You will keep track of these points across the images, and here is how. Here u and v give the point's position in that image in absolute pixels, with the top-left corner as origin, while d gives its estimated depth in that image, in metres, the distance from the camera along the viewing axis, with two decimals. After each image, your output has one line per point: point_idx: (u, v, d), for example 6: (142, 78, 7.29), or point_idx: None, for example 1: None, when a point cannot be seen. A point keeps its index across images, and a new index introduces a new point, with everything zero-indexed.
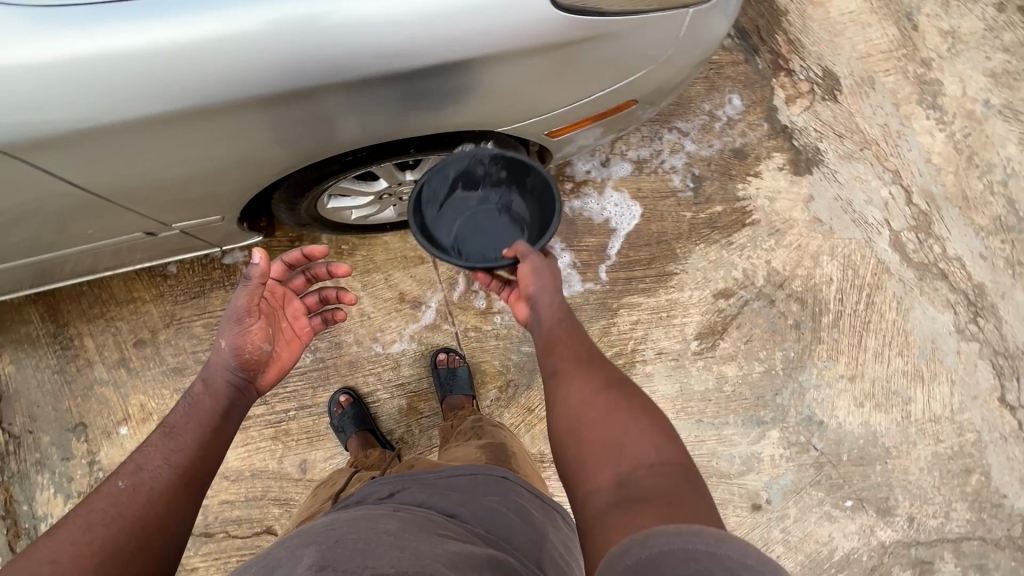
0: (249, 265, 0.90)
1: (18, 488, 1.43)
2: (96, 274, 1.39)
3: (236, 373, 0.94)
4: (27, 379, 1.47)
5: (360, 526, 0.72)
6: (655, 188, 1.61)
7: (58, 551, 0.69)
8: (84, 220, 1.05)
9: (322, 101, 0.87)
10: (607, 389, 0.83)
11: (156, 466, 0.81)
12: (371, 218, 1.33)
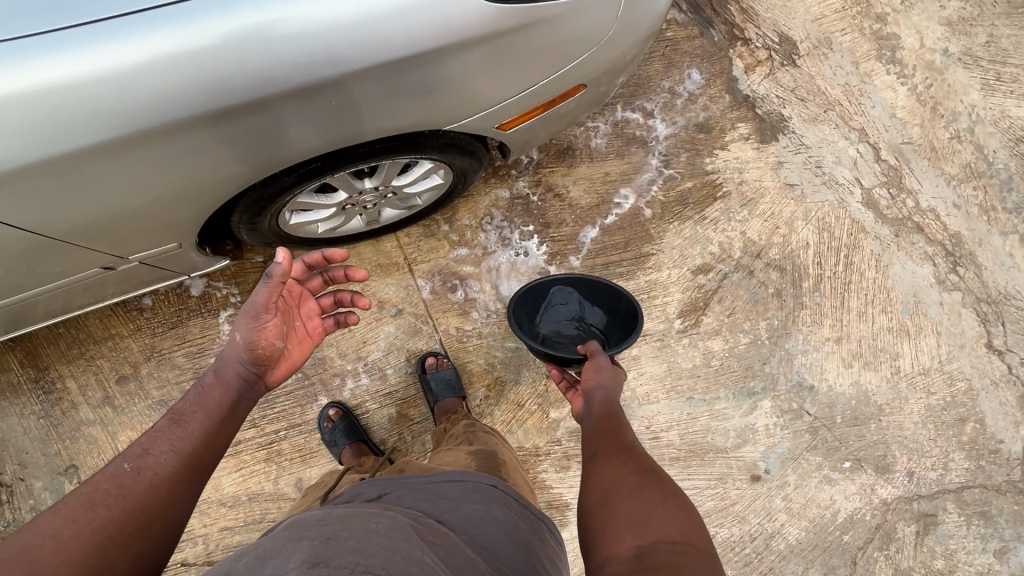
0: (271, 264, 0.88)
1: None
2: (70, 313, 1.37)
3: (248, 367, 0.93)
4: (13, 428, 1.46)
5: (352, 523, 0.71)
6: (624, 171, 1.61)
7: (60, 526, 0.70)
8: (50, 260, 1.04)
9: (275, 114, 0.87)
10: (640, 471, 0.83)
11: (162, 451, 0.81)
12: (338, 230, 1.32)
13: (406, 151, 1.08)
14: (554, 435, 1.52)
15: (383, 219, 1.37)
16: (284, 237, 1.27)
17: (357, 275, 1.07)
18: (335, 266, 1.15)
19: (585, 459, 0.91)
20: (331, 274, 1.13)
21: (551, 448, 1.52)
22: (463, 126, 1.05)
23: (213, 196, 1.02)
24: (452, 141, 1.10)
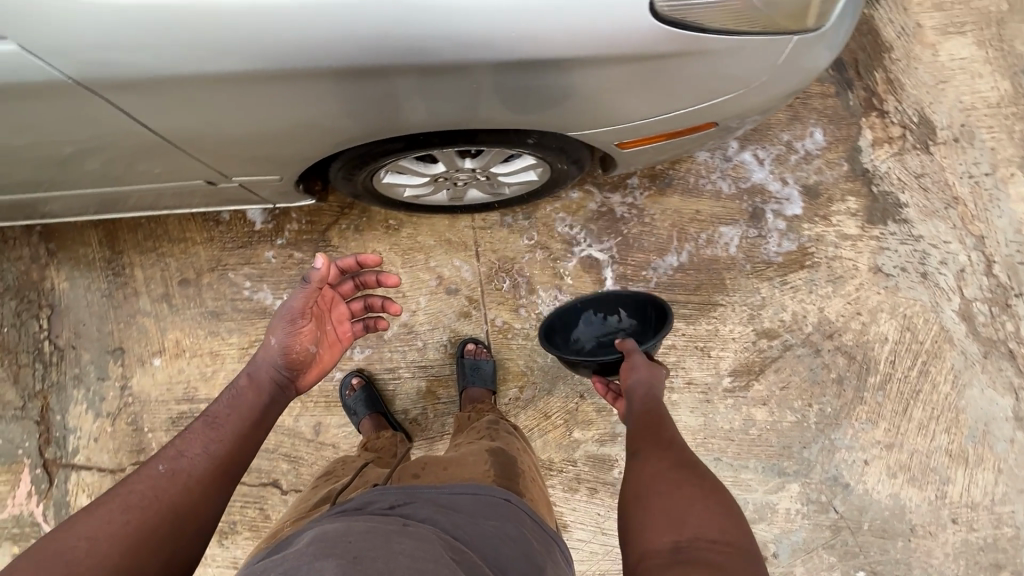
0: (311, 270, 0.95)
1: (55, 397, 1.51)
2: (156, 211, 1.43)
3: (281, 371, 1.02)
4: (77, 298, 1.54)
5: (376, 543, 0.78)
6: (715, 214, 1.55)
7: (95, 529, 0.72)
8: (151, 158, 1.08)
9: (396, 84, 0.86)
10: (679, 466, 0.84)
11: (195, 453, 0.86)
12: (422, 198, 1.31)
13: (514, 146, 1.05)
14: (571, 455, 1.50)
15: (467, 198, 1.35)
16: (366, 195, 1.27)
17: (391, 281, 1.17)
18: (366, 271, 1.22)
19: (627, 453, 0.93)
20: (364, 279, 1.20)
21: (565, 466, 1.50)
22: (582, 134, 1.02)
23: (316, 141, 1.02)
24: (562, 146, 1.08)
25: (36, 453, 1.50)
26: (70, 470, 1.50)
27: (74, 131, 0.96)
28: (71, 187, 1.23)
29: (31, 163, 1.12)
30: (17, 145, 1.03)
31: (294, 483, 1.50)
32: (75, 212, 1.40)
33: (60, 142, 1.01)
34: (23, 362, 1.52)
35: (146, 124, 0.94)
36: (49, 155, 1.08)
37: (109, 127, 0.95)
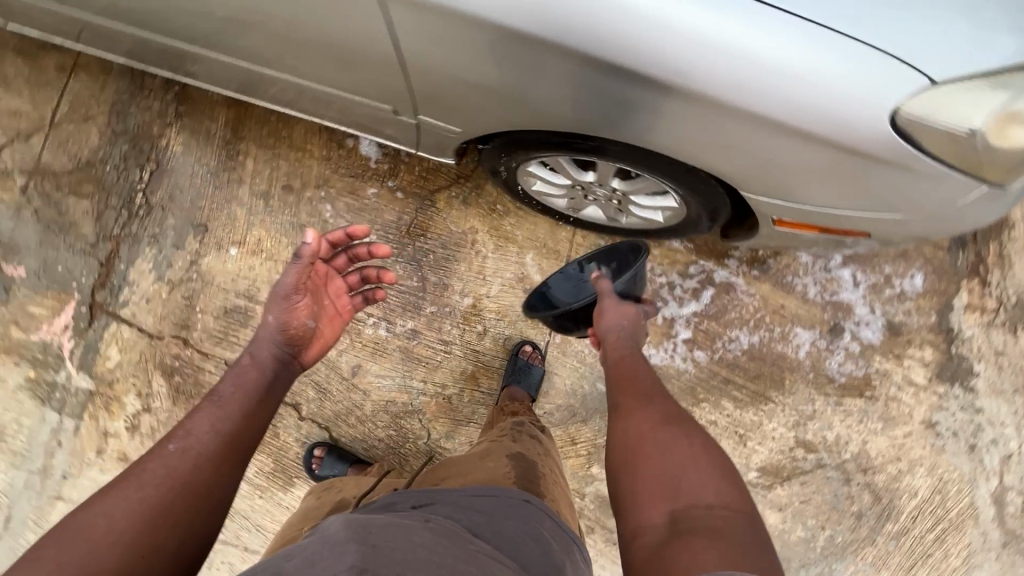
0: (301, 245, 0.96)
1: (127, 248, 1.54)
2: (287, 109, 1.45)
3: (281, 348, 1.05)
4: (184, 165, 1.57)
5: (395, 533, 0.78)
6: (798, 315, 1.56)
7: (113, 507, 0.77)
8: (326, 53, 1.09)
9: (577, 76, 0.85)
10: (666, 425, 0.91)
11: (204, 432, 0.89)
12: (546, 196, 1.34)
13: (669, 181, 1.08)
14: (582, 487, 1.50)
15: (583, 212, 1.39)
16: (504, 171, 1.29)
17: (380, 251, 1.12)
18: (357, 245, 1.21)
19: (612, 407, 1.02)
20: (355, 253, 1.18)
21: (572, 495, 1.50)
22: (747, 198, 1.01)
23: (486, 103, 1.03)
24: (710, 199, 1.10)
25: (88, 292, 1.51)
26: (112, 318, 1.51)
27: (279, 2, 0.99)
28: (232, 54, 1.26)
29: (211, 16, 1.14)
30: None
31: (314, 413, 1.51)
32: (219, 84, 1.44)
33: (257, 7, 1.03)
34: (111, 203, 1.54)
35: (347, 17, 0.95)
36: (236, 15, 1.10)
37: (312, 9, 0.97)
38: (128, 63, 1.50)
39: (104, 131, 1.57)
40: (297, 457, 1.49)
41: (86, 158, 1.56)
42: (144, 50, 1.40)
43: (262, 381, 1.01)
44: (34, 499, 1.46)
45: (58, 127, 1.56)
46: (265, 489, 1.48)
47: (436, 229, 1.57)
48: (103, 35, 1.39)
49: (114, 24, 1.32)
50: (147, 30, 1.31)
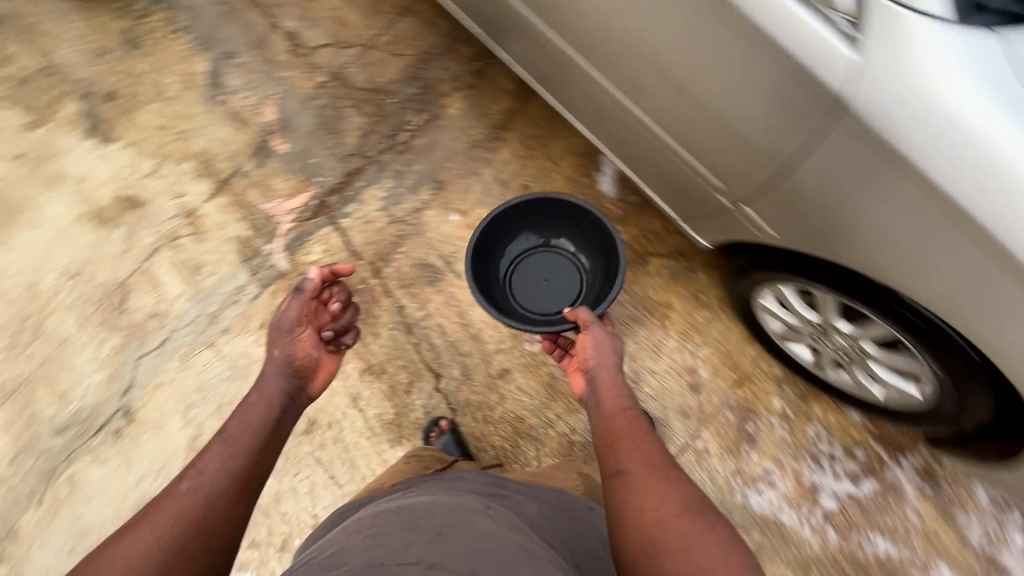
0: (307, 280, 1.24)
1: (372, 170, 1.67)
2: (572, 109, 1.53)
3: (288, 381, 1.17)
4: (451, 127, 1.70)
5: (461, 520, 0.91)
6: (952, 555, 1.42)
7: (134, 543, 0.82)
8: (654, 80, 1.05)
9: (916, 220, 0.81)
10: (688, 511, 0.83)
11: (215, 470, 0.95)
12: (769, 312, 1.33)
13: (933, 366, 1.05)
14: None
15: (790, 343, 1.36)
16: (759, 273, 1.24)
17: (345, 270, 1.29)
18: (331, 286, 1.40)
19: (608, 471, 0.93)
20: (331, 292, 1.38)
21: None
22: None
23: (794, 205, 0.96)
24: (965, 400, 1.06)
25: (324, 191, 1.66)
26: (330, 222, 1.64)
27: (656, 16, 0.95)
28: (551, 42, 1.31)
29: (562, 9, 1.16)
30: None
31: (449, 391, 1.55)
32: (527, 65, 1.56)
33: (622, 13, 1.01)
34: (379, 129, 1.69)
35: (716, 62, 0.91)
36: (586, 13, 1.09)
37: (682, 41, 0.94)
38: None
39: (403, 71, 1.73)
40: (416, 421, 1.53)
41: (379, 85, 1.73)
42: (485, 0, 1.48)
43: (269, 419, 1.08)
44: (191, 336, 1.58)
45: (371, 51, 1.75)
46: (375, 434, 1.52)
47: (635, 287, 1.59)
48: None
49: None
50: None
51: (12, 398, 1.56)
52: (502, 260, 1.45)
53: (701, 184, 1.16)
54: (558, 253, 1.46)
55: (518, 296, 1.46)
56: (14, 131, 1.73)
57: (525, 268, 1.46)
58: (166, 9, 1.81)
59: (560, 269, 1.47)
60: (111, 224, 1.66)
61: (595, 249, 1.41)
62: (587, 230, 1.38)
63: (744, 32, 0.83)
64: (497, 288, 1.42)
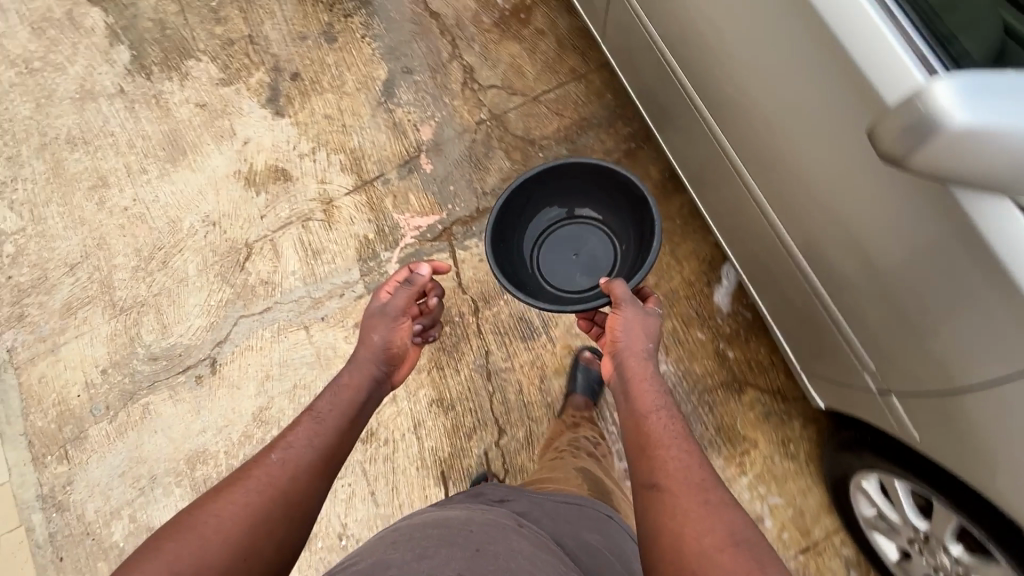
0: (416, 275, 1.22)
1: None
2: (715, 210, 1.55)
3: (380, 366, 1.17)
4: None
5: (493, 536, 0.88)
6: None
7: (222, 510, 0.85)
8: (837, 247, 1.02)
9: None
10: (731, 542, 0.78)
11: (302, 446, 0.98)
12: (866, 495, 1.24)
13: None
14: None
15: (876, 534, 1.27)
16: (871, 456, 1.16)
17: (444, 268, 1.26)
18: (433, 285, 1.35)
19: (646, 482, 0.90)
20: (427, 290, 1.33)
21: None
22: None
23: (947, 423, 0.93)
24: None
25: (451, 219, 1.71)
26: (448, 250, 1.68)
27: (861, 199, 0.91)
28: (713, 148, 1.35)
29: (756, 144, 1.14)
30: (793, 136, 1.01)
31: (507, 450, 1.53)
32: (682, 159, 1.59)
33: (824, 179, 0.98)
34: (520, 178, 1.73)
35: (917, 266, 0.87)
36: (785, 161, 1.07)
37: (885, 232, 0.90)
38: (642, 81, 1.60)
39: (559, 131, 1.78)
40: (466, 468, 1.52)
41: (532, 137, 1.78)
42: (671, 95, 1.47)
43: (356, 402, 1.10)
44: (291, 313, 1.66)
45: (535, 103, 1.81)
46: (424, 466, 1.53)
47: (722, 411, 1.53)
48: (632, 70, 1.63)
49: (671, 65, 1.38)
50: (663, 85, 1.49)
51: (123, 315, 1.69)
52: (525, 242, 1.42)
53: (848, 354, 1.13)
54: (580, 222, 1.44)
55: (550, 274, 1.44)
56: (206, 83, 1.92)
57: (552, 244, 1.45)
58: (367, 14, 1.96)
59: (588, 238, 1.44)
60: (258, 188, 1.78)
61: (622, 207, 1.35)
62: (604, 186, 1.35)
63: (963, 257, 0.78)
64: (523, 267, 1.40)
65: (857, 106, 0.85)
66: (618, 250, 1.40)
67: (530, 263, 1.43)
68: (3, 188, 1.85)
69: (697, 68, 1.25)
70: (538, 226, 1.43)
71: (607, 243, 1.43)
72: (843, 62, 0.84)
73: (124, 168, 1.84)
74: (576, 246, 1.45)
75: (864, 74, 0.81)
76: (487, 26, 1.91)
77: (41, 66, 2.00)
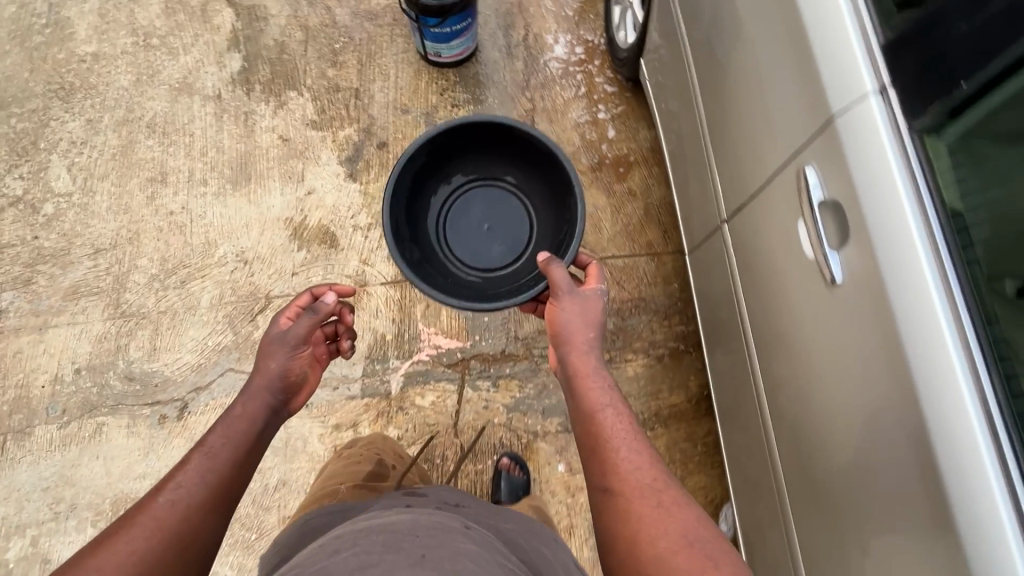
0: (323, 304, 1.21)
1: (523, 367, 1.60)
2: (730, 442, 1.45)
3: (278, 396, 1.14)
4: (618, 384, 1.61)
5: (439, 541, 0.84)
6: None
7: (108, 561, 0.81)
8: (831, 491, 0.97)
9: None
10: (685, 543, 0.89)
11: (191, 484, 0.94)
12: None
13: None
14: None
15: None
16: None
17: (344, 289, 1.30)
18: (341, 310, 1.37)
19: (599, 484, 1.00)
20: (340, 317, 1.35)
21: None
22: None
23: None
24: None
25: (471, 353, 1.61)
26: (456, 384, 1.59)
27: (868, 474, 0.86)
28: (749, 374, 1.28)
29: (795, 397, 1.06)
30: (832, 411, 0.94)
31: None
32: (719, 385, 1.50)
33: (836, 425, 0.93)
34: None
35: (889, 533, 0.83)
36: (809, 391, 1.00)
37: (884, 563, 0.85)
38: (709, 281, 1.50)
39: (614, 303, 1.69)
40: None
41: None
42: (731, 319, 1.37)
43: (251, 430, 1.06)
44: None
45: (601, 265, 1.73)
46: None
47: None
48: (703, 275, 1.55)
49: (740, 295, 1.29)
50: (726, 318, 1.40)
51: (121, 320, 1.64)
52: (430, 221, 1.41)
53: None
54: (489, 185, 1.44)
55: (464, 250, 1.43)
56: (298, 119, 1.91)
57: (459, 216, 1.45)
58: (474, 111, 1.95)
59: (500, 204, 1.45)
60: (302, 244, 1.74)
61: (527, 161, 1.36)
62: (498, 142, 1.35)
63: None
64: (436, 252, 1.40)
65: (881, 368, 0.81)
66: (530, 208, 1.43)
67: (435, 241, 1.41)
68: (71, 148, 1.85)
69: (766, 321, 1.14)
70: (438, 193, 1.42)
71: (522, 206, 1.44)
72: (897, 350, 0.77)
73: (186, 172, 1.83)
74: (485, 216, 1.45)
75: (913, 383, 0.75)
76: (583, 167, 1.86)
77: (158, 44, 2.03)
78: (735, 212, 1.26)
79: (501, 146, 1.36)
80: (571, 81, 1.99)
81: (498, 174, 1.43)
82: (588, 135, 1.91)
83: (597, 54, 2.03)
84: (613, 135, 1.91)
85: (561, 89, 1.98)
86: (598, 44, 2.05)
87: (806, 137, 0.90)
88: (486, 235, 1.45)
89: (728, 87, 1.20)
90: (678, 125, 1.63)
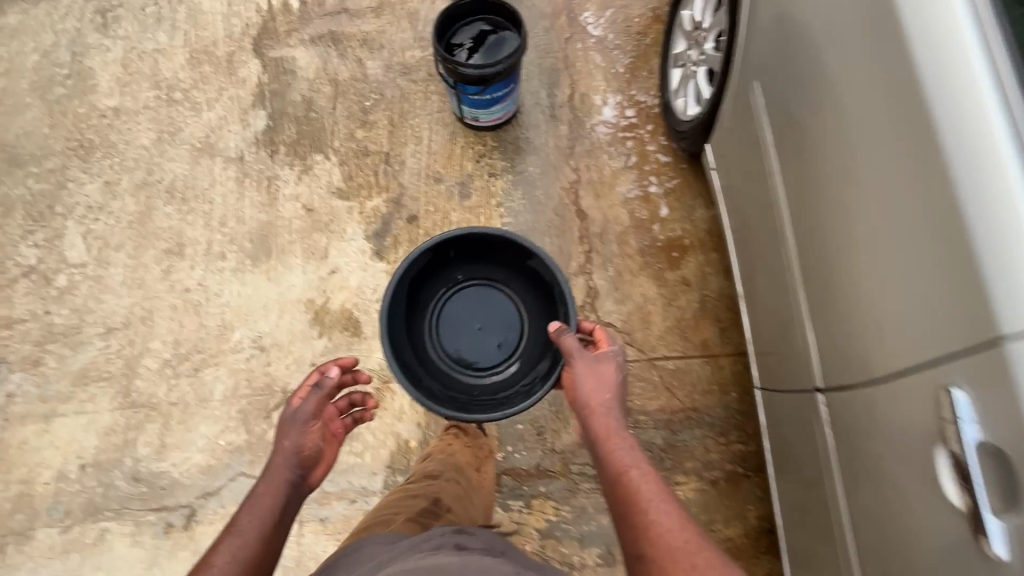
0: (327, 376, 1.09)
1: (559, 488, 1.44)
2: None
3: (295, 472, 1.02)
4: None
5: None
6: None
7: None
8: None
9: None
10: None
11: (223, 561, 0.88)
12: None
13: None
14: None
15: None
16: None
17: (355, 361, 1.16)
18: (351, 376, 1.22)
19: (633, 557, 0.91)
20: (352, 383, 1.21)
21: None
22: None
23: None
24: None
25: (501, 468, 1.45)
26: None
27: None
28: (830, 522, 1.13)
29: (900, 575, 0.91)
30: None
31: None
32: (786, 524, 1.33)
33: None
34: None
35: None
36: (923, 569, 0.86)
37: None
38: (778, 397, 1.31)
39: (663, 413, 1.51)
40: None
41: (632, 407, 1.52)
42: (811, 453, 1.18)
43: (279, 504, 0.97)
44: None
45: (649, 368, 1.55)
46: None
47: None
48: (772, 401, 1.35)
49: (830, 446, 1.10)
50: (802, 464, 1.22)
51: (129, 411, 1.53)
52: (424, 325, 1.40)
53: None
54: (483, 283, 1.43)
55: (461, 352, 1.42)
56: (324, 187, 1.78)
57: (454, 315, 1.43)
58: (512, 180, 1.78)
59: (495, 300, 1.43)
60: (323, 330, 1.60)
61: (515, 258, 1.35)
62: (487, 246, 1.35)
63: None
64: (440, 369, 1.39)
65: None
66: (524, 305, 1.41)
67: (430, 344, 1.40)
68: (87, 213, 1.76)
69: (866, 486, 0.99)
70: (431, 297, 1.41)
71: (517, 303, 1.42)
72: None
73: (204, 244, 1.71)
74: (480, 313, 1.44)
75: None
76: (632, 251, 1.68)
77: (181, 98, 1.91)
78: (823, 346, 1.10)
79: (491, 249, 1.36)
80: (621, 149, 1.80)
81: (491, 273, 1.42)
82: (638, 213, 1.72)
83: (650, 118, 1.84)
84: (666, 214, 1.72)
85: (609, 158, 1.79)
86: (652, 106, 1.85)
87: (956, 331, 0.77)
88: (482, 332, 1.43)
89: (833, 205, 1.02)
90: (743, 202, 1.44)
